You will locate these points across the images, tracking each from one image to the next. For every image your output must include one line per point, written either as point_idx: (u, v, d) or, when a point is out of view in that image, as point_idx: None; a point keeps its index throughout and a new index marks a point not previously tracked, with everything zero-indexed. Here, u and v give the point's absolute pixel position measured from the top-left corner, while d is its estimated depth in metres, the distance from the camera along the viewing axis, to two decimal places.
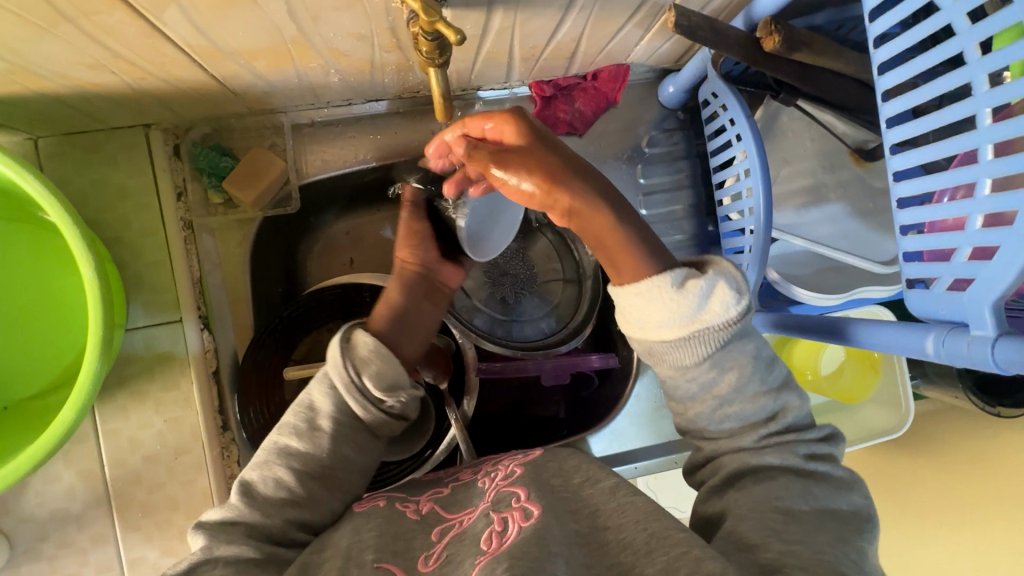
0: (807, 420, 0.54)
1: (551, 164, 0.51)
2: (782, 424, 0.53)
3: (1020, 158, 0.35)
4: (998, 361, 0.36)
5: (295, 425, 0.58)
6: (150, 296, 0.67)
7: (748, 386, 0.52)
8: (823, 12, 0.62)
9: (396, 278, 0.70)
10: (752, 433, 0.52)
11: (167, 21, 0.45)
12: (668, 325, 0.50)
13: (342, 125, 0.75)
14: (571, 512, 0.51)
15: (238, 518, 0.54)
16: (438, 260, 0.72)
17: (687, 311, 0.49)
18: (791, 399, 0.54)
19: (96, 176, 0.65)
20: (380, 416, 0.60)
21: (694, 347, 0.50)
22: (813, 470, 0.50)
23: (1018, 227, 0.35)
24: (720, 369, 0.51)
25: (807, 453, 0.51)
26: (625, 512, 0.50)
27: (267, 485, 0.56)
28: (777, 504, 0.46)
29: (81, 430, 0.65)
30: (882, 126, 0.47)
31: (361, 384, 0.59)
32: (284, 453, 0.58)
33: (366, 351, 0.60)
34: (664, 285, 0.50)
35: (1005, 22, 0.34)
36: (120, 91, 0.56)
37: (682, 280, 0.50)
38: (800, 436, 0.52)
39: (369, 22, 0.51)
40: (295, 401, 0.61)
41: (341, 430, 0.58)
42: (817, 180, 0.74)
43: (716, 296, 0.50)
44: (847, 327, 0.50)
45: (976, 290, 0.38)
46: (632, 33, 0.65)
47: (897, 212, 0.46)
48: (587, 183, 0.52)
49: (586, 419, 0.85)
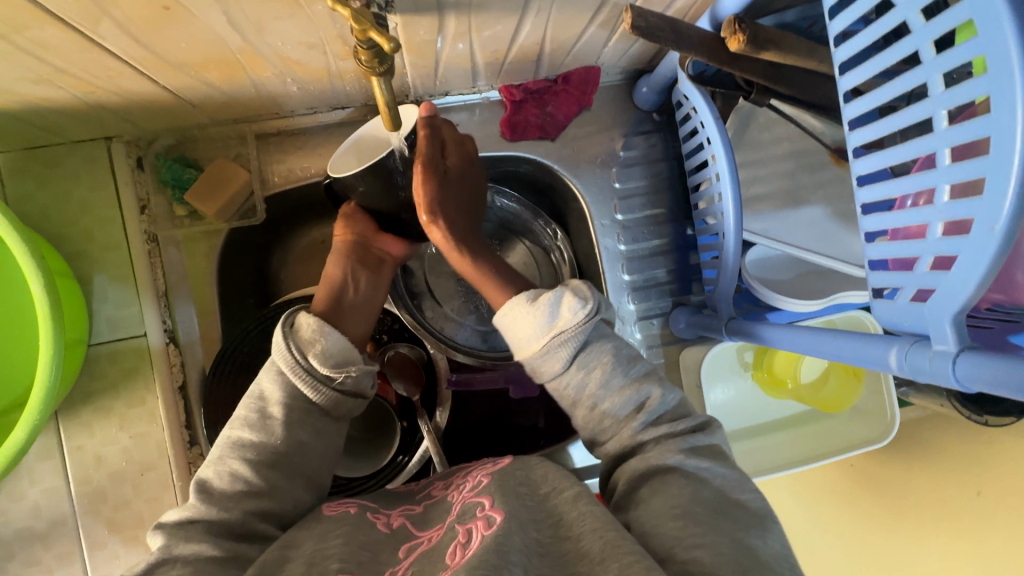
0: (673, 409, 0.56)
1: (451, 206, 0.63)
2: (650, 413, 0.55)
3: (977, 163, 0.33)
4: (959, 377, 0.35)
5: (247, 417, 0.58)
6: (114, 311, 0.66)
7: (612, 381, 0.56)
8: (795, 8, 0.60)
9: (332, 252, 0.69)
10: (628, 427, 0.55)
11: (104, 35, 0.44)
12: (534, 337, 0.57)
13: (310, 134, 0.73)
14: (534, 521, 0.49)
15: (197, 517, 0.53)
16: (372, 231, 0.70)
17: (543, 321, 0.57)
18: (654, 389, 0.56)
19: (59, 192, 0.65)
20: (332, 394, 0.59)
21: (557, 351, 0.56)
22: (695, 467, 0.50)
23: (972, 237, 0.33)
24: (586, 368, 0.56)
25: (688, 449, 0.52)
26: (585, 520, 0.48)
27: (223, 480, 0.56)
28: (674, 510, 0.46)
29: (46, 447, 0.65)
30: (845, 128, 0.45)
31: (306, 365, 0.59)
32: (237, 446, 0.57)
33: (309, 332, 0.61)
34: (522, 302, 0.59)
35: (956, 20, 0.32)
36: (74, 106, 0.56)
37: (535, 298, 0.59)
38: (674, 430, 0.54)
39: (316, 30, 0.49)
40: (248, 393, 0.60)
41: (292, 417, 0.58)
42: (795, 182, 0.72)
43: (565, 305, 0.57)
44: (764, 333, 0.55)
45: (937, 303, 0.36)
46: (598, 34, 0.63)
47: (862, 218, 0.44)
48: (465, 230, 0.65)
49: (564, 429, 0.82)
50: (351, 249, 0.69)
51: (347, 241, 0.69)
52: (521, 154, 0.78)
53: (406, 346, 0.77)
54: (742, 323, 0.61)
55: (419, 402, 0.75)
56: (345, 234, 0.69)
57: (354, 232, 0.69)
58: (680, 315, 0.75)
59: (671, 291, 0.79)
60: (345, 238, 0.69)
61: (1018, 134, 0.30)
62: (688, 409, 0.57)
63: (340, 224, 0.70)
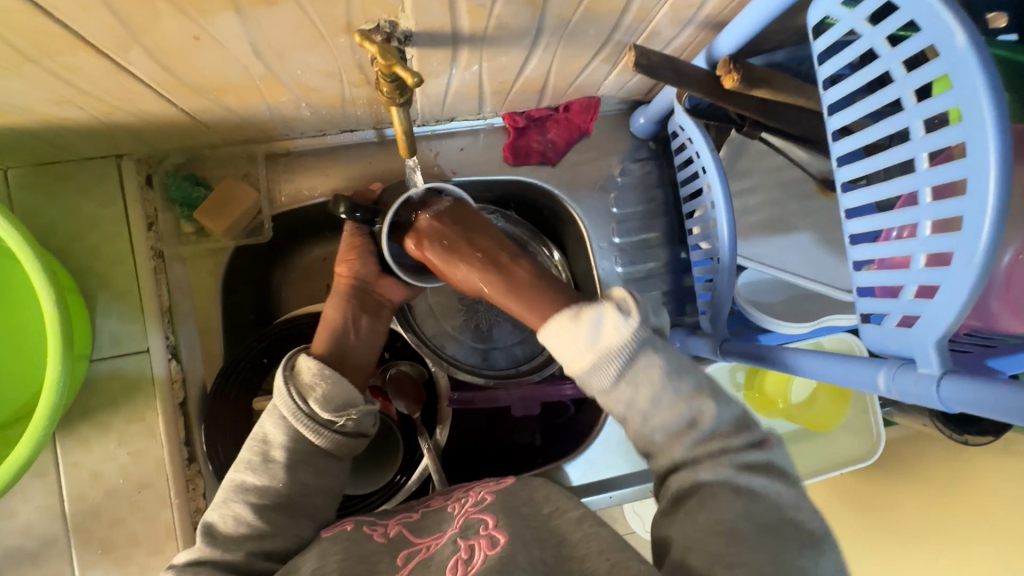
0: (730, 424, 0.54)
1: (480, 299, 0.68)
2: (703, 430, 0.53)
3: (955, 202, 0.36)
4: (943, 398, 0.37)
5: (250, 460, 0.58)
6: (117, 325, 0.66)
7: (661, 397, 0.54)
8: (783, 50, 0.64)
9: (332, 294, 0.70)
10: (683, 443, 0.54)
11: (133, 61, 0.45)
12: (579, 353, 0.55)
13: (317, 155, 0.75)
14: (538, 541, 0.50)
15: (205, 557, 0.53)
16: (375, 273, 0.71)
17: (588, 337, 0.55)
18: (706, 404, 0.54)
19: (66, 207, 0.65)
20: (334, 438, 0.60)
21: (605, 366, 0.54)
22: (746, 481, 0.50)
23: (954, 269, 0.36)
24: (633, 383, 0.54)
25: (741, 463, 0.51)
26: (590, 542, 0.49)
27: (227, 524, 0.56)
28: (719, 527, 0.47)
29: (42, 463, 0.64)
30: (833, 164, 0.48)
31: (308, 410, 0.59)
32: (241, 488, 0.57)
33: (310, 376, 0.60)
34: (564, 320, 0.57)
35: (934, 71, 0.36)
36: (90, 125, 0.57)
37: (578, 313, 0.57)
38: (728, 444, 0.53)
39: (336, 60, 0.52)
40: (249, 437, 0.60)
41: (295, 458, 0.58)
42: (784, 210, 0.75)
43: (609, 320, 0.55)
44: (770, 354, 0.56)
45: (921, 328, 0.39)
46: (600, 68, 0.66)
47: (850, 247, 0.47)
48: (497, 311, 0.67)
49: (561, 448, 0.84)
50: (353, 293, 0.69)
51: (349, 284, 0.69)
52: (523, 178, 0.81)
53: (408, 364, 0.78)
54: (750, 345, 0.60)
55: (419, 419, 0.76)
56: (348, 275, 0.70)
57: (355, 274, 0.70)
58: (675, 335, 0.77)
59: (666, 312, 0.81)
60: (346, 281, 0.69)
61: (991, 177, 0.33)
62: (745, 421, 0.55)
63: (341, 264, 0.70)
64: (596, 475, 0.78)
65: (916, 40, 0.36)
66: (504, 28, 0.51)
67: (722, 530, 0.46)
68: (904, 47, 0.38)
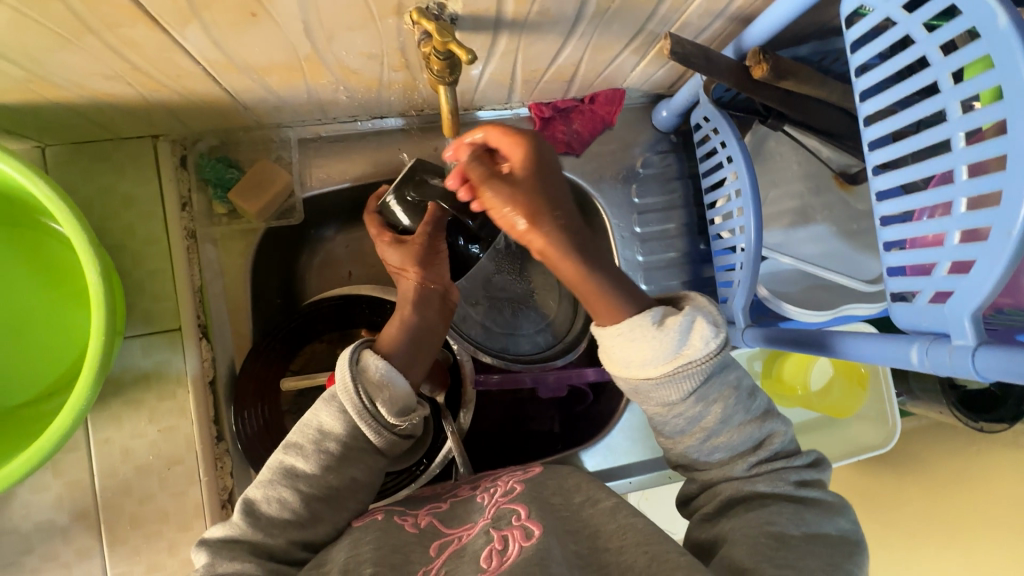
0: (793, 447, 0.56)
1: (541, 200, 0.50)
2: (769, 451, 0.54)
3: (995, 178, 0.37)
4: (978, 369, 0.39)
5: (302, 446, 0.58)
6: (150, 305, 0.67)
7: (734, 417, 0.54)
8: (807, 44, 0.65)
9: (405, 295, 0.69)
10: (741, 462, 0.54)
11: (188, 37, 0.46)
12: (654, 363, 0.51)
13: (347, 141, 0.76)
14: (571, 534, 0.50)
15: (241, 537, 0.54)
16: (447, 282, 0.73)
17: (670, 348, 0.51)
18: (777, 427, 0.55)
19: (104, 185, 0.66)
20: (393, 439, 0.60)
21: (680, 383, 0.51)
22: (803, 496, 0.52)
23: (992, 243, 0.38)
24: (705, 403, 0.53)
25: (797, 480, 0.53)
26: (625, 535, 0.49)
27: (272, 506, 0.56)
28: (769, 529, 0.48)
29: (73, 439, 0.65)
30: (865, 149, 0.50)
31: (372, 409, 0.58)
32: (289, 473, 0.57)
33: (378, 376, 0.59)
34: (645, 324, 0.52)
35: (973, 54, 0.37)
36: (134, 102, 0.58)
37: (661, 317, 0.52)
38: (790, 462, 0.54)
39: (381, 42, 0.53)
40: (301, 421, 0.59)
41: (347, 454, 0.58)
42: (804, 203, 0.77)
43: (696, 332, 0.52)
44: (829, 340, 0.54)
45: (956, 302, 0.40)
46: (629, 59, 0.68)
47: (881, 229, 0.48)
48: (568, 234, 0.51)
49: (578, 432, 0.85)
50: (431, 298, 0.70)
51: (427, 288, 0.70)
52: None
53: None
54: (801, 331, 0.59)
55: (443, 402, 0.77)
56: (422, 280, 0.70)
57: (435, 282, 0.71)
58: None
59: None
60: (423, 285, 0.70)
61: None
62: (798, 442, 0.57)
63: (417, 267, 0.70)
64: (612, 462, 0.80)
65: (955, 25, 0.38)
66: (545, 13, 0.53)
67: (770, 531, 0.48)
68: (940, 33, 0.39)
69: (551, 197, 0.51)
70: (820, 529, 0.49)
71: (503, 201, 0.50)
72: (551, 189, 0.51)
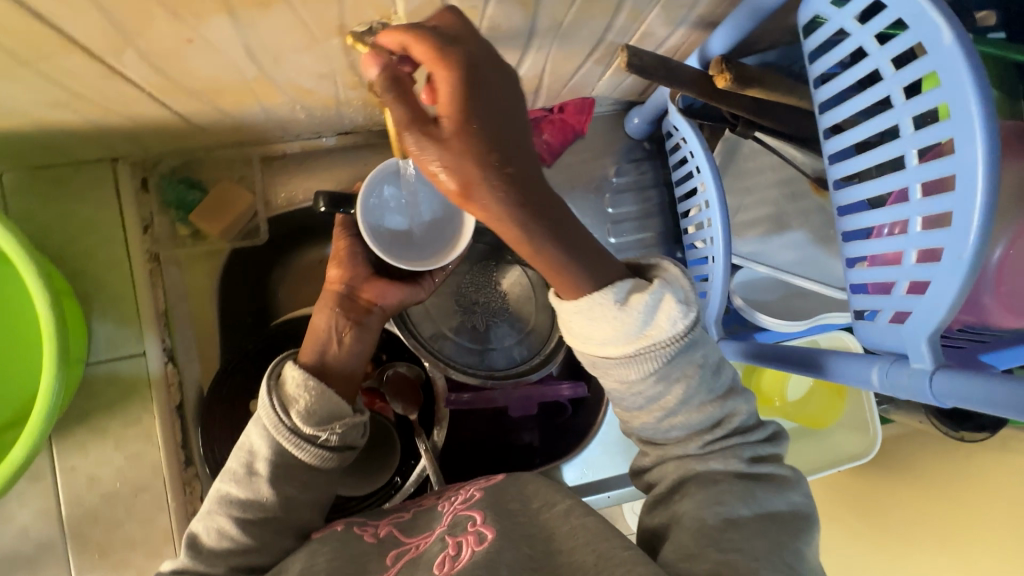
0: (750, 421, 0.54)
1: (486, 157, 0.36)
2: (726, 428, 0.52)
3: (945, 200, 0.36)
4: (935, 393, 0.38)
5: (235, 472, 0.58)
6: (114, 330, 0.67)
7: (694, 396, 0.51)
8: (775, 49, 0.63)
9: (320, 300, 0.68)
10: (696, 439, 0.52)
11: (126, 64, 0.45)
12: (615, 343, 0.48)
13: (314, 158, 0.75)
14: (526, 538, 0.49)
15: (187, 569, 0.55)
16: (364, 277, 0.70)
17: (633, 328, 0.47)
18: (736, 405, 0.53)
19: (60, 210, 0.65)
20: (318, 452, 0.58)
21: (640, 363, 0.48)
22: (755, 473, 0.51)
23: (946, 264, 0.36)
24: (666, 382, 0.50)
25: (751, 457, 0.52)
26: (576, 535, 0.49)
27: (211, 537, 0.57)
28: (720, 512, 0.47)
29: (38, 468, 0.64)
30: (826, 162, 0.48)
31: (290, 423, 0.57)
32: (224, 501, 0.58)
33: (294, 387, 0.59)
34: (607, 302, 0.46)
35: (923, 70, 0.36)
36: (83, 128, 0.57)
37: (625, 295, 0.47)
38: (745, 439, 0.52)
39: (329, 62, 0.52)
40: (238, 446, 0.60)
41: (278, 472, 0.58)
42: (779, 210, 0.75)
43: (663, 312, 0.47)
44: (813, 360, 0.51)
45: (914, 324, 0.39)
46: (593, 69, 0.67)
47: (844, 244, 0.47)
48: (521, 202, 0.38)
49: (558, 448, 0.84)
50: (340, 300, 0.68)
51: (337, 290, 0.68)
52: None
53: (405, 366, 0.77)
54: (780, 347, 0.56)
55: (416, 421, 0.75)
56: (337, 282, 0.69)
57: (343, 280, 0.69)
58: None
59: None
60: (334, 287, 0.68)
61: (979, 175, 0.33)
62: (757, 416, 0.55)
63: (333, 269, 0.70)
64: (591, 476, 0.82)
65: (904, 39, 0.36)
66: (497, 29, 0.52)
67: (721, 514, 0.47)
68: (891, 46, 0.38)
69: (488, 126, 0.36)
70: (771, 505, 0.48)
71: (432, 160, 0.36)
72: (489, 116, 0.37)
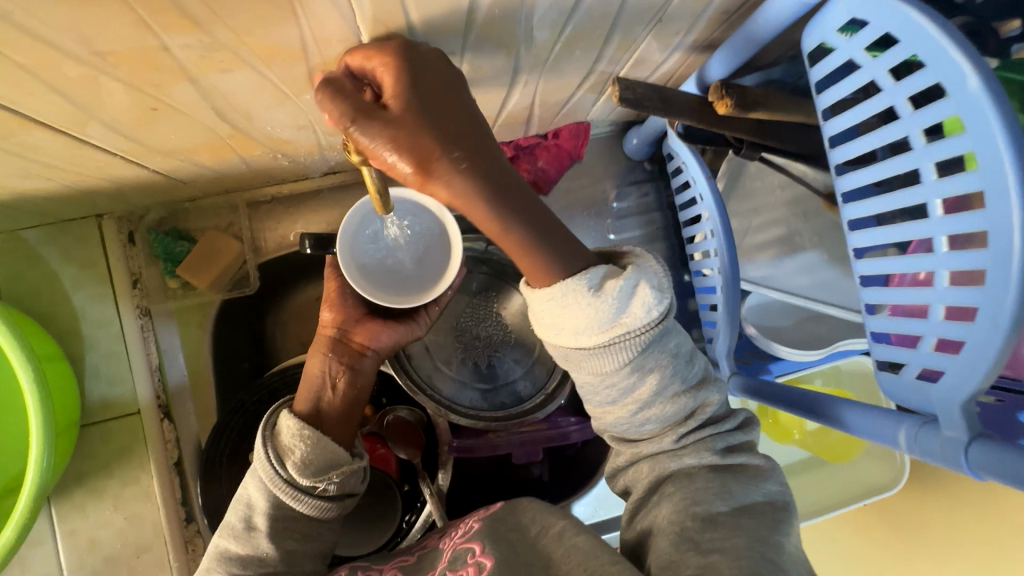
0: (722, 411, 0.50)
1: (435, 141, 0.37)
2: (700, 419, 0.48)
3: (976, 256, 0.32)
4: (970, 465, 0.34)
5: (234, 526, 0.56)
6: (107, 389, 0.66)
7: (668, 387, 0.47)
8: (779, 66, 0.59)
9: (313, 345, 0.66)
10: (671, 433, 0.48)
11: (92, 134, 0.43)
12: (586, 333, 0.43)
13: (303, 199, 0.73)
14: (526, 565, 0.47)
15: None
16: (356, 319, 0.67)
17: (607, 316, 0.42)
18: (711, 395, 0.49)
19: (47, 272, 0.65)
20: (316, 503, 0.56)
21: (615, 354, 0.44)
22: (731, 465, 0.47)
23: (979, 325, 0.33)
24: (641, 373, 0.45)
25: (725, 447, 0.48)
26: (571, 557, 0.46)
27: None
28: (695, 510, 0.44)
29: (38, 533, 0.63)
30: (839, 200, 0.45)
31: (286, 476, 0.55)
32: (222, 557, 0.56)
33: (288, 437, 0.56)
34: (579, 289, 0.42)
35: (944, 112, 0.32)
36: (62, 192, 0.55)
37: (598, 282, 0.43)
38: (717, 429, 0.49)
39: (305, 114, 0.50)
40: (235, 498, 0.58)
41: (278, 526, 0.55)
42: (790, 229, 0.70)
43: (638, 299, 0.42)
44: (821, 406, 0.46)
45: (946, 387, 0.36)
46: (586, 97, 0.64)
47: (861, 289, 0.43)
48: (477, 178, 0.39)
49: (571, 480, 0.82)
50: (332, 344, 0.65)
51: (330, 335, 0.66)
52: None
53: (406, 410, 0.76)
54: (784, 388, 0.52)
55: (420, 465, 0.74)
56: (329, 326, 0.66)
57: (334, 324, 0.66)
58: None
59: None
60: (326, 331, 0.66)
61: (1016, 234, 0.30)
62: (729, 404, 0.52)
63: (325, 312, 0.67)
64: (604, 514, 0.81)
65: (921, 77, 0.33)
66: (479, 72, 0.48)
67: (697, 513, 0.43)
68: (909, 83, 0.34)
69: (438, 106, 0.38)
70: (747, 498, 0.45)
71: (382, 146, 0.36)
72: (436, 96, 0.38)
